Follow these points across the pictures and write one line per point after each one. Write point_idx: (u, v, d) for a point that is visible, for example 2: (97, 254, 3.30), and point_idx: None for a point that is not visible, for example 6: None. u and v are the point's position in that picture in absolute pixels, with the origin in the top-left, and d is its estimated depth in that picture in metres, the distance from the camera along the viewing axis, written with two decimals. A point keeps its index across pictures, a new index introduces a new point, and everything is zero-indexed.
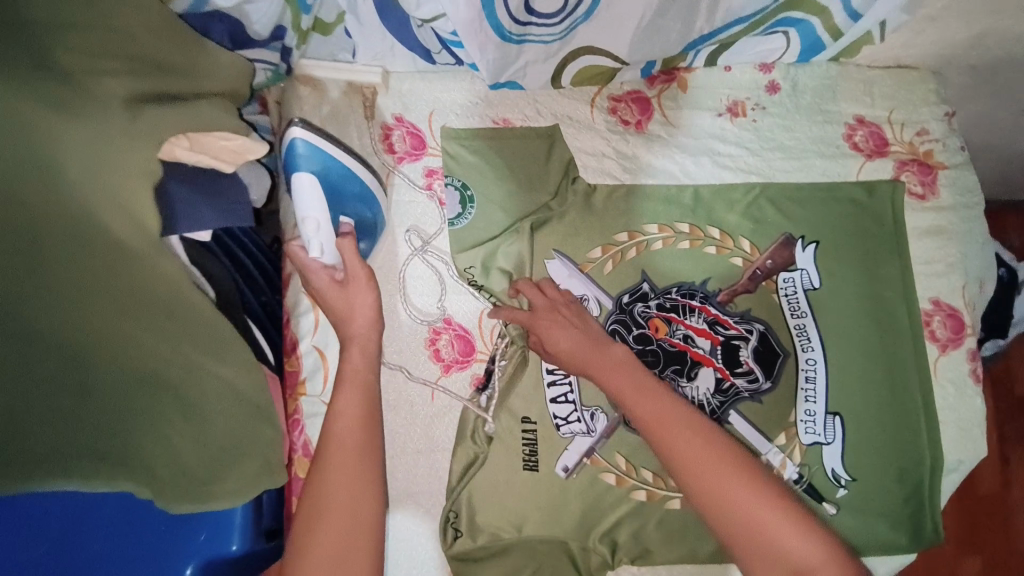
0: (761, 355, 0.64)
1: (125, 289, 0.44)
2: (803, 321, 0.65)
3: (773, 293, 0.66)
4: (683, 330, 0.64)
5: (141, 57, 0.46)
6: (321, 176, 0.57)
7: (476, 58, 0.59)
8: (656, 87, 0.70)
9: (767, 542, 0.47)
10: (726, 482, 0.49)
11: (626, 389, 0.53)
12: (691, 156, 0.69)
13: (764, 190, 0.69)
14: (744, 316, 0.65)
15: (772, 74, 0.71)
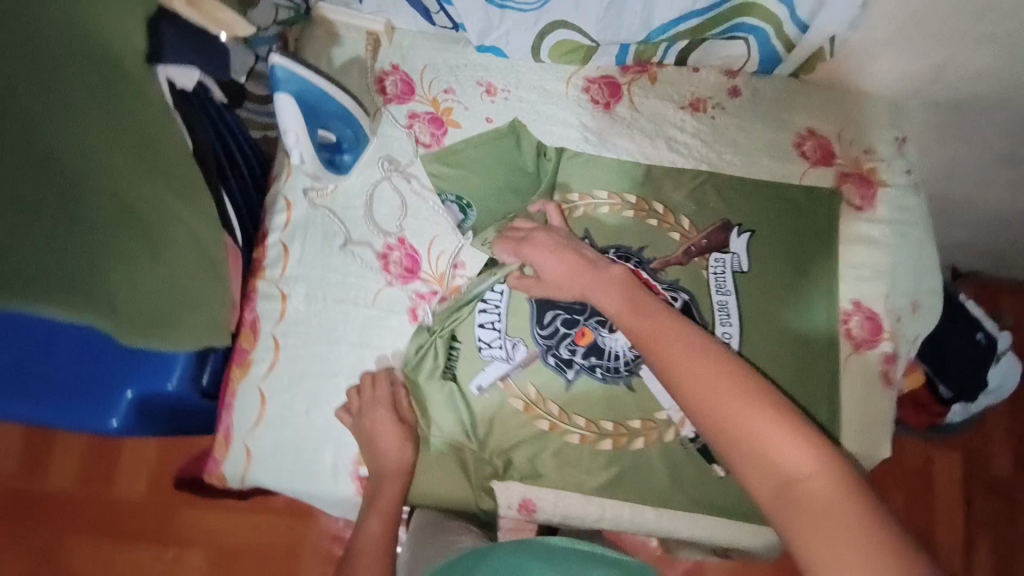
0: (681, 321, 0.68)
1: (121, 126, 0.51)
2: (726, 299, 0.70)
3: (704, 269, 0.71)
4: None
5: None
6: (299, 100, 0.61)
7: (465, 18, 0.68)
8: (628, 75, 0.77)
9: (756, 448, 0.48)
10: (718, 389, 0.50)
11: (622, 305, 0.57)
12: (650, 140, 0.76)
13: (712, 179, 0.75)
14: (672, 284, 0.70)
15: (735, 80, 0.77)
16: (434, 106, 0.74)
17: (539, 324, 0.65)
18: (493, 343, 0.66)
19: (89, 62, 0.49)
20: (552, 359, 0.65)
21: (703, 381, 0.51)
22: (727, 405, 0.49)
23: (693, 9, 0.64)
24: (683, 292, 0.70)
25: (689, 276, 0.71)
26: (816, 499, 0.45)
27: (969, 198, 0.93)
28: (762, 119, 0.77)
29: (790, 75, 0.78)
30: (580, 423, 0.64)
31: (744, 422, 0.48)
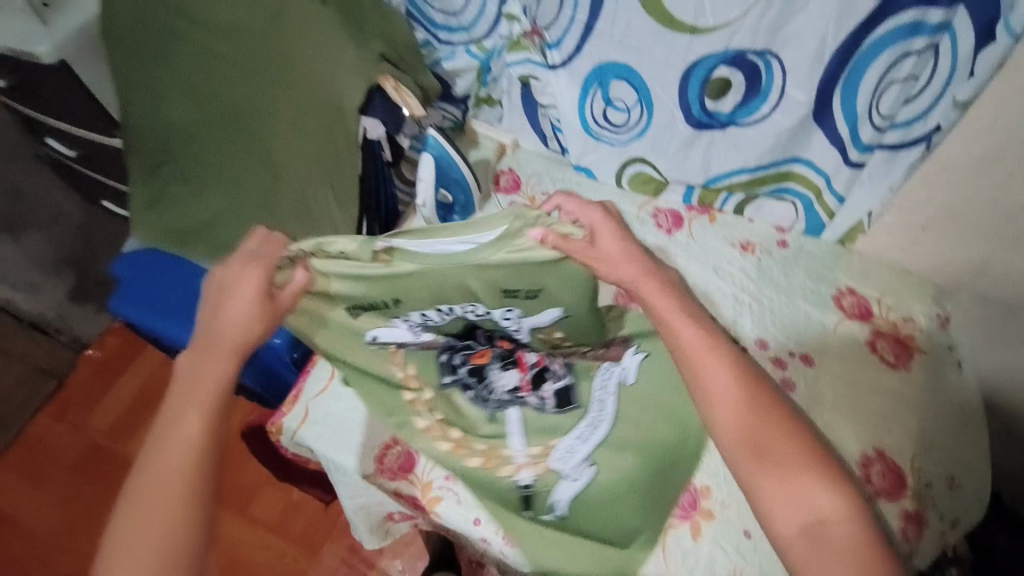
0: (562, 394, 0.76)
1: (322, 150, 0.74)
2: (604, 396, 0.75)
3: (592, 369, 0.77)
4: (528, 351, 0.77)
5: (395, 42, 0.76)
6: (436, 161, 0.79)
7: (570, 143, 0.90)
8: (690, 213, 0.92)
9: (789, 480, 0.52)
10: (752, 415, 0.55)
11: (671, 314, 0.61)
12: (699, 263, 0.89)
13: (750, 307, 0.84)
14: (567, 363, 0.77)
15: (785, 235, 0.90)
16: (531, 201, 0.94)
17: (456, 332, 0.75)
18: (416, 321, 0.72)
19: (320, 104, 0.72)
20: (444, 354, 0.77)
21: (741, 418, 0.55)
22: (758, 431, 0.55)
23: (742, 165, 0.80)
24: (569, 369, 0.77)
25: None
26: (843, 540, 0.49)
27: None
28: (804, 270, 0.87)
29: (836, 241, 0.88)
30: (433, 416, 0.76)
31: (772, 453, 0.54)
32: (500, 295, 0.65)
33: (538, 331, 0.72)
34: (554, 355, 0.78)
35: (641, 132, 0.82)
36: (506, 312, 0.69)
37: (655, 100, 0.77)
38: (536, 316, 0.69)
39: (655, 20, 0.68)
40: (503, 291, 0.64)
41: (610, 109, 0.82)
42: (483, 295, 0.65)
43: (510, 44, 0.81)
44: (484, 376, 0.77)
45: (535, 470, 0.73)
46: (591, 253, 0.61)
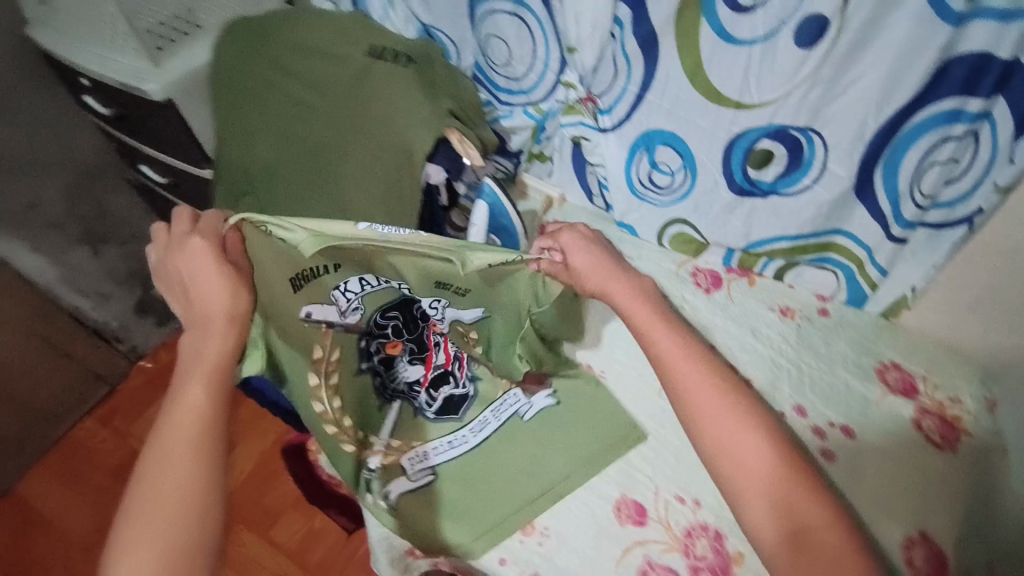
0: (448, 402, 0.86)
1: (384, 189, 0.78)
2: (489, 420, 0.85)
3: (497, 392, 0.87)
4: (452, 350, 0.85)
5: (463, 103, 0.87)
6: (489, 208, 0.84)
7: (615, 200, 0.95)
8: (730, 275, 0.94)
9: (770, 489, 0.55)
10: (731, 425, 0.58)
11: (647, 323, 0.67)
12: (737, 324, 0.89)
13: (788, 372, 0.84)
14: (472, 378, 0.87)
15: (826, 303, 0.90)
16: None
17: (387, 312, 0.75)
18: (351, 299, 0.70)
19: (390, 149, 0.79)
20: (362, 339, 0.75)
21: (722, 429, 0.58)
22: (731, 438, 0.58)
23: (783, 233, 0.83)
24: (476, 390, 0.87)
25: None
26: (824, 544, 0.52)
27: None
28: (844, 339, 0.87)
29: (879, 313, 0.88)
30: (333, 404, 0.72)
31: (749, 459, 0.56)
32: (433, 283, 0.70)
33: (458, 323, 0.80)
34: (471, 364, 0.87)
35: (684, 195, 0.86)
36: (432, 300, 0.75)
37: (699, 166, 0.81)
38: (464, 310, 0.76)
39: (703, 95, 0.74)
40: (436, 282, 0.70)
41: (655, 171, 0.86)
42: (415, 279, 0.71)
43: (565, 108, 0.89)
44: (395, 364, 0.81)
45: (382, 458, 0.82)
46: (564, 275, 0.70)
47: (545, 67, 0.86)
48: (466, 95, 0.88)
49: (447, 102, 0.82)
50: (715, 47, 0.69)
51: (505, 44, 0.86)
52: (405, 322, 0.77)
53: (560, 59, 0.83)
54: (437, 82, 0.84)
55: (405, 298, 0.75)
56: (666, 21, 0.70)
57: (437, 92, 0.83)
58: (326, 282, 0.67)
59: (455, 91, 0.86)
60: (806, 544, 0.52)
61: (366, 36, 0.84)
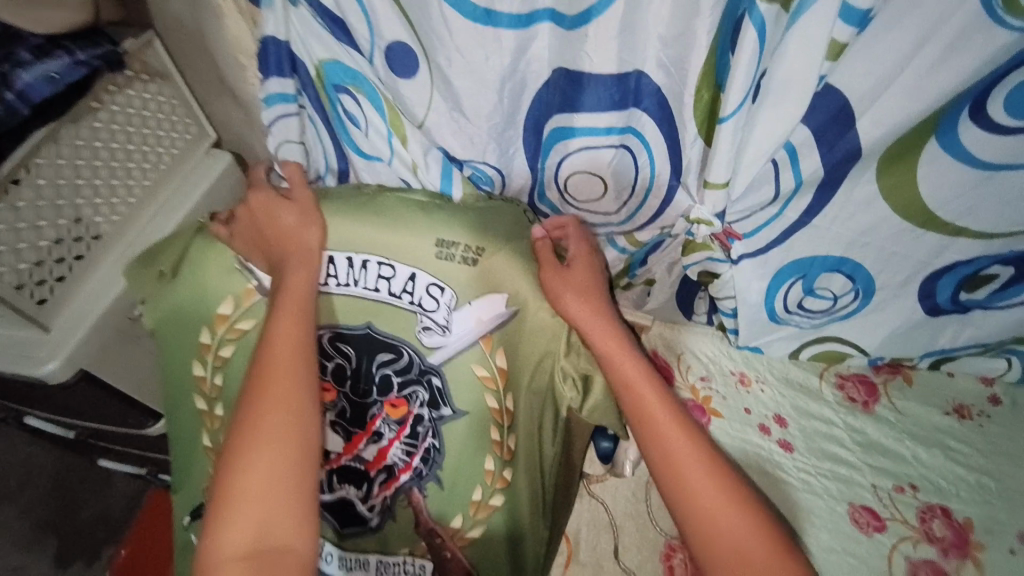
0: (342, 507, 0.55)
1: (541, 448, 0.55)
2: (361, 562, 0.54)
3: (401, 546, 0.55)
4: (400, 452, 0.54)
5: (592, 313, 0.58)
6: None
7: (740, 325, 0.75)
8: (881, 374, 0.79)
9: (727, 544, 0.46)
10: (688, 456, 0.48)
11: (614, 351, 0.51)
12: (923, 445, 0.73)
13: (998, 493, 0.71)
14: (386, 509, 0.54)
15: (993, 387, 0.78)
16: (695, 394, 0.78)
17: (352, 331, 0.54)
18: None
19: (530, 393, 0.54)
20: None
21: (676, 449, 0.48)
22: (685, 468, 0.48)
23: (975, 341, 0.68)
24: (383, 522, 0.54)
25: None
26: None
27: None
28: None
29: None
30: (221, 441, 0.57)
31: (705, 500, 0.47)
32: (434, 245, 0.53)
33: (471, 360, 0.53)
34: (421, 481, 0.55)
35: (845, 316, 0.69)
36: (433, 286, 0.54)
37: (878, 289, 0.64)
38: (478, 303, 0.53)
39: (907, 220, 0.56)
40: (438, 238, 0.53)
41: (810, 296, 0.67)
42: (407, 248, 0.54)
43: (685, 244, 0.66)
44: None
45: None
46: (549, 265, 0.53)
47: (646, 197, 0.63)
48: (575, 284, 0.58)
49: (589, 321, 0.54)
50: (944, 170, 0.51)
51: (595, 181, 0.63)
52: (354, 372, 0.54)
53: (672, 184, 0.61)
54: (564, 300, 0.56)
55: (370, 333, 0.54)
56: (875, 147, 0.51)
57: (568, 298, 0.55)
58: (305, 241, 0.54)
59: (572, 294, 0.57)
60: None
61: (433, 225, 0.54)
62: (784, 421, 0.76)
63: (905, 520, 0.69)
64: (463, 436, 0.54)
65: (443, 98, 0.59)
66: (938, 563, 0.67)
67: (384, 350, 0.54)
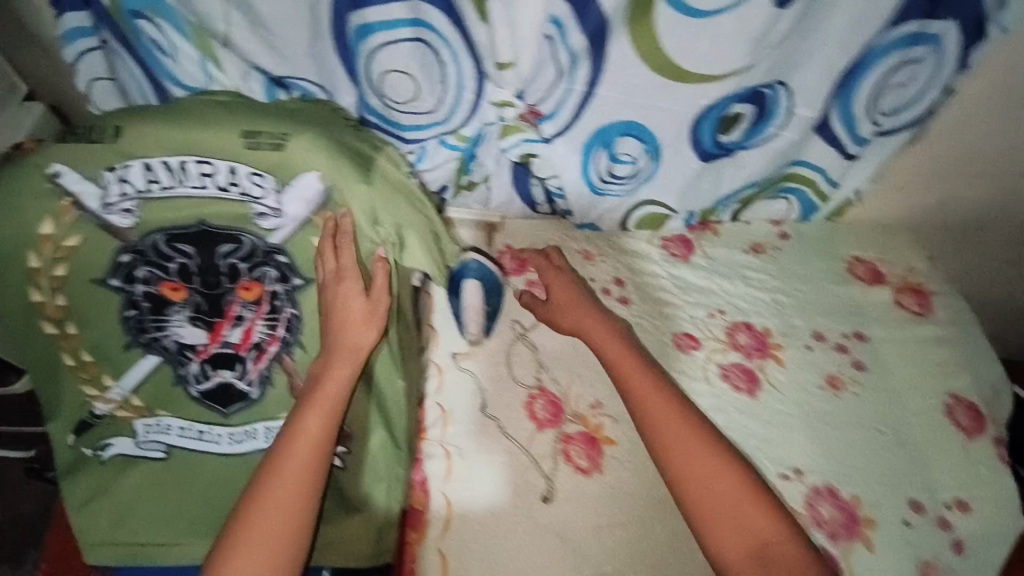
0: (222, 389, 0.64)
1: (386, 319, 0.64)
2: (251, 430, 0.66)
3: (285, 411, 0.65)
4: (263, 330, 0.62)
5: (417, 205, 0.64)
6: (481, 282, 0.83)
7: (571, 205, 0.87)
8: (695, 232, 0.93)
9: (738, 519, 0.66)
10: (698, 449, 0.69)
11: (624, 356, 0.75)
12: (727, 279, 0.90)
13: (790, 304, 0.88)
14: (265, 377, 0.64)
15: (782, 227, 0.94)
16: None
17: (185, 229, 0.58)
18: (129, 190, 0.56)
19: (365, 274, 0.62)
20: (126, 257, 0.58)
21: (688, 444, 0.69)
22: (693, 459, 0.69)
23: (750, 181, 0.83)
24: (265, 391, 0.65)
25: (789, 378, 0.81)
26: (782, 556, 0.64)
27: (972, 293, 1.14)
28: (812, 254, 0.92)
29: (827, 218, 0.94)
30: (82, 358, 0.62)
31: (716, 479, 0.68)
32: (243, 140, 0.56)
33: (310, 234, 0.59)
34: (290, 351, 0.63)
35: (649, 178, 0.81)
36: (256, 174, 0.56)
37: (664, 147, 0.76)
38: (299, 184, 0.56)
39: (663, 75, 0.67)
40: (244, 131, 0.56)
41: (615, 163, 0.79)
42: (215, 145, 0.56)
43: (502, 129, 0.75)
44: (168, 313, 0.60)
45: (112, 410, 0.65)
46: (538, 308, 0.82)
47: (460, 89, 0.71)
48: (396, 174, 0.62)
49: (407, 212, 0.62)
50: (675, 25, 0.62)
51: (408, 80, 0.69)
52: (200, 264, 0.59)
53: (477, 75, 0.69)
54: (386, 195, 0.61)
55: (206, 228, 0.58)
56: (615, 9, 0.61)
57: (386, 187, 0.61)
58: (119, 150, 0.55)
59: (393, 184, 0.62)
60: (768, 559, 0.64)
61: (242, 121, 0.56)
62: (622, 281, 0.89)
63: (715, 335, 0.85)
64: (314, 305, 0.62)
65: (242, 14, 0.64)
66: (745, 363, 0.82)
67: (223, 239, 0.58)
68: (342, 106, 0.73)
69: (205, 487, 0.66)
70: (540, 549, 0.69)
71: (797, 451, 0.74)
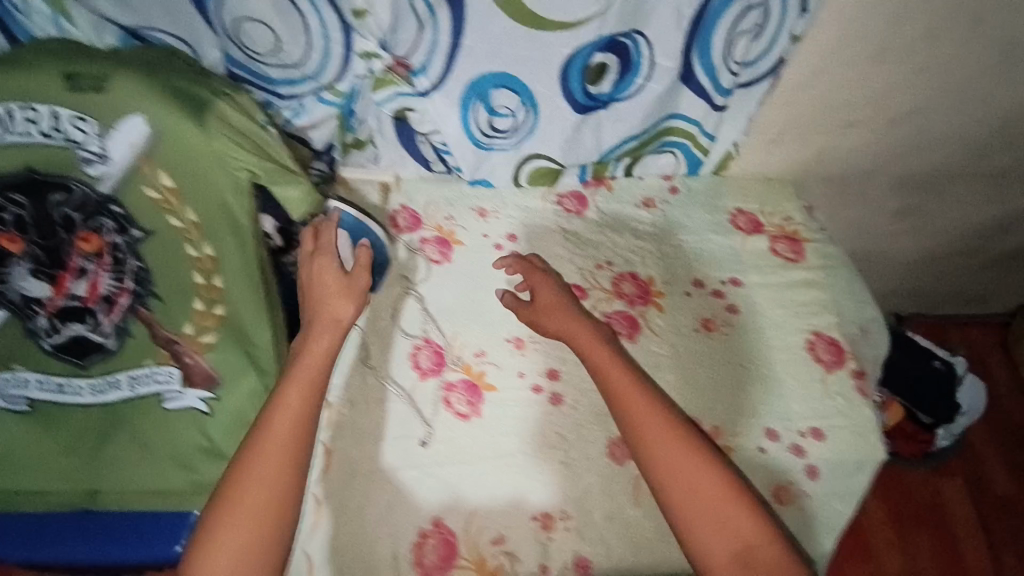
0: (77, 342, 0.66)
1: (240, 265, 0.64)
2: (112, 381, 0.67)
3: (146, 359, 0.67)
4: (110, 282, 0.64)
5: (264, 146, 0.63)
6: None
7: (460, 162, 0.87)
8: (589, 189, 0.95)
9: (722, 523, 0.62)
10: (682, 453, 0.65)
11: (604, 360, 0.70)
12: (617, 233, 0.93)
13: (674, 255, 0.91)
14: (120, 329, 0.66)
15: (672, 181, 0.97)
16: (439, 230, 0.90)
17: (15, 179, 0.60)
18: None
19: (212, 217, 0.63)
20: None
21: (673, 446, 0.65)
22: (681, 463, 0.64)
23: (630, 135, 0.86)
24: (121, 343, 0.67)
25: (667, 323, 0.85)
26: (765, 561, 0.61)
27: (859, 243, 1.22)
28: (698, 207, 0.96)
29: (713, 172, 0.98)
30: None
31: (704, 484, 0.63)
32: (63, 82, 0.57)
33: (140, 183, 0.60)
34: (143, 302, 0.65)
35: (531, 131, 0.82)
36: (76, 119, 0.58)
37: (539, 100, 0.77)
38: (121, 127, 0.58)
39: (521, 23, 0.69)
40: (64, 72, 0.57)
41: (495, 117, 0.80)
42: (36, 89, 0.57)
43: (374, 83, 0.75)
44: (12, 266, 0.62)
45: None
46: (519, 308, 0.78)
47: (326, 40, 0.70)
48: (235, 115, 0.61)
49: (248, 151, 0.61)
50: None
51: (268, 30, 0.69)
52: (34, 217, 0.61)
53: (341, 25, 0.69)
54: (223, 134, 0.61)
55: (37, 177, 0.60)
56: None
57: (223, 126, 0.61)
58: None
59: (233, 124, 0.61)
60: (752, 562, 0.61)
61: (64, 64, 0.58)
62: (514, 237, 0.91)
63: (602, 286, 0.88)
64: (158, 254, 0.63)
65: None
66: (628, 311, 0.86)
67: (55, 189, 0.60)
68: (206, 62, 0.72)
69: (79, 433, 0.68)
70: (415, 492, 0.71)
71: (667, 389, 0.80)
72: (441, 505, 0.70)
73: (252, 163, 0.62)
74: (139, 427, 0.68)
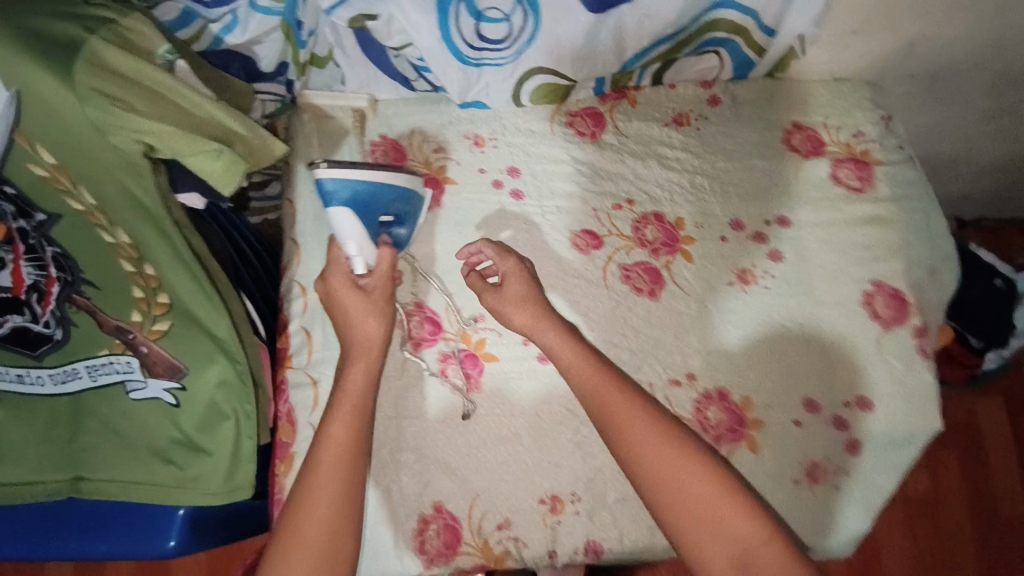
0: (18, 335, 0.56)
1: (166, 248, 0.54)
2: (74, 371, 0.59)
3: (101, 350, 0.58)
4: (32, 270, 0.54)
5: (160, 96, 0.51)
6: (353, 203, 0.59)
7: (444, 82, 0.69)
8: (608, 103, 0.77)
9: (719, 530, 0.52)
10: (666, 457, 0.54)
11: (567, 352, 0.61)
12: (640, 160, 0.76)
13: (710, 190, 0.75)
14: (63, 318, 0.56)
15: (713, 90, 0.78)
16: (428, 166, 0.74)
17: None
18: None
19: (116, 193, 0.52)
20: None
21: (653, 449, 0.54)
22: (665, 471, 0.54)
23: (663, 34, 0.67)
24: (69, 333, 0.57)
25: (696, 275, 0.71)
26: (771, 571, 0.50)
27: (951, 153, 0.97)
28: (743, 122, 0.77)
29: (766, 75, 0.78)
30: None
31: (695, 491, 0.53)
32: None
33: (21, 159, 0.50)
34: (79, 290, 0.56)
35: (531, 40, 0.64)
36: None
37: None
38: None
39: None
40: None
41: (483, 23, 0.62)
42: None
43: None
44: None
45: None
46: (487, 294, 0.65)
47: None
48: (117, 59, 0.50)
49: (139, 106, 0.49)
50: None
51: None
52: None
53: None
54: (104, 86, 0.49)
55: None
56: None
57: (104, 75, 0.49)
58: None
59: (118, 72, 0.50)
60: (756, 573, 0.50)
61: None
62: (517, 171, 0.75)
63: (621, 232, 0.73)
64: (75, 240, 0.54)
65: None
66: (650, 262, 0.72)
67: None
68: None
69: (42, 427, 0.59)
70: (412, 474, 0.65)
71: (694, 354, 0.69)
72: (441, 490, 0.65)
73: (143, 124, 0.49)
74: (105, 419, 0.60)
